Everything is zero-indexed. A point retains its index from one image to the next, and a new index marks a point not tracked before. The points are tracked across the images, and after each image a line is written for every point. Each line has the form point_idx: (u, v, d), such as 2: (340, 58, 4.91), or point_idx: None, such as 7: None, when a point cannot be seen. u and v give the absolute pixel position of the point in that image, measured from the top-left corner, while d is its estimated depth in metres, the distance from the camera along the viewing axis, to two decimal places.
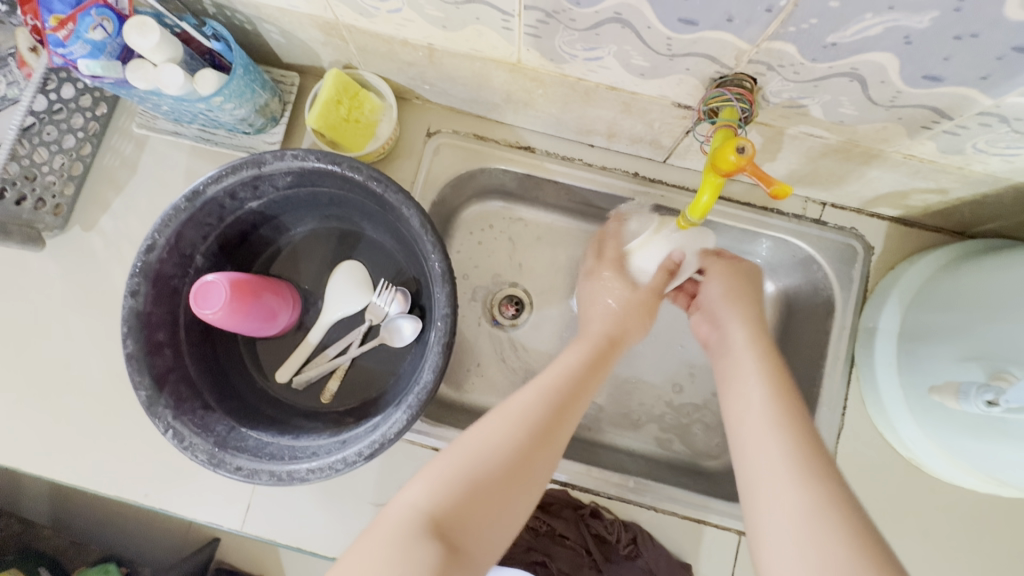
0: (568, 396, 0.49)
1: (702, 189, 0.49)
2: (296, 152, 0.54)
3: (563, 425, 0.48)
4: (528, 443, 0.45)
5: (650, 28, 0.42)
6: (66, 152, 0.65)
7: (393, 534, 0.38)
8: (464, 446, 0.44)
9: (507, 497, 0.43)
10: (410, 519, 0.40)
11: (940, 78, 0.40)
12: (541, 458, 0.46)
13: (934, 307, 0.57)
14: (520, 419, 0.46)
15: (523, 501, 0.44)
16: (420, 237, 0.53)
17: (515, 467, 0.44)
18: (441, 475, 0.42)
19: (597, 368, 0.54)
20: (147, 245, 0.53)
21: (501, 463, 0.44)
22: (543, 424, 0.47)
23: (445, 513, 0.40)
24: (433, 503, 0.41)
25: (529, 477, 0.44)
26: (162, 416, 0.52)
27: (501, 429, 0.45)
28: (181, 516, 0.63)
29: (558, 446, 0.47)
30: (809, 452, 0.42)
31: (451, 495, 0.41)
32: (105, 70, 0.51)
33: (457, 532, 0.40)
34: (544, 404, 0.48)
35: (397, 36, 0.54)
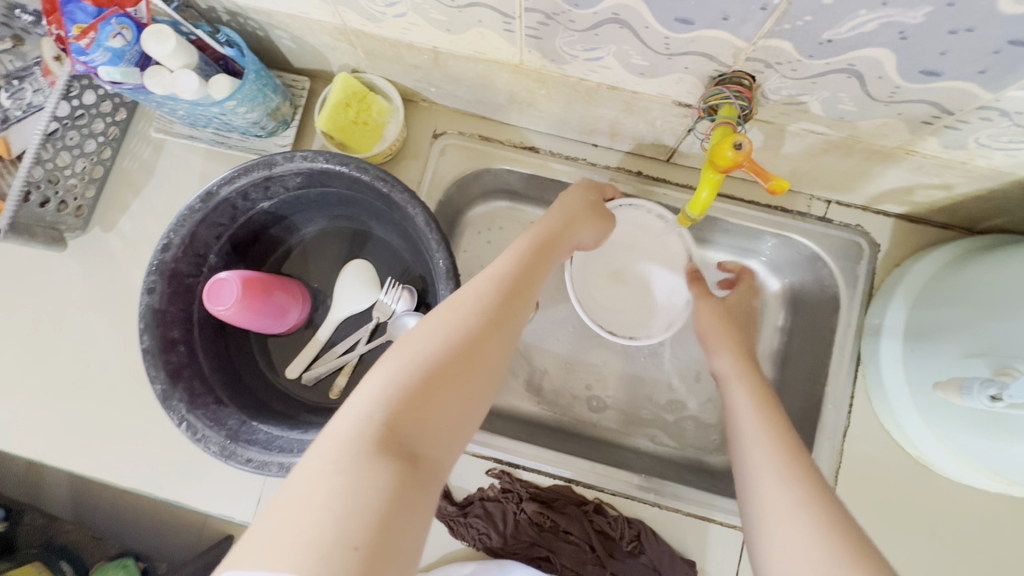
0: (504, 297, 0.46)
1: (701, 186, 0.50)
2: (305, 153, 0.55)
3: (509, 316, 0.45)
4: (469, 344, 0.41)
5: (648, 28, 0.43)
6: (87, 156, 0.67)
7: (344, 451, 0.33)
8: (410, 347, 0.40)
9: (456, 386, 0.39)
10: (363, 433, 0.34)
11: (937, 73, 0.40)
12: (484, 358, 0.42)
13: (941, 303, 0.57)
14: (465, 307, 0.43)
15: (473, 389, 0.40)
16: (425, 235, 0.55)
17: (456, 351, 0.40)
18: (389, 379, 0.38)
19: (541, 266, 0.51)
20: (163, 245, 0.55)
21: (447, 346, 0.40)
22: (484, 310, 0.44)
23: (398, 417, 0.36)
24: (386, 413, 0.36)
25: (471, 361, 0.40)
26: (177, 409, 0.53)
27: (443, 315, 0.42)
28: (194, 508, 0.65)
29: (506, 333, 0.44)
30: (798, 458, 0.44)
31: (402, 393, 0.37)
32: (124, 76, 0.53)
33: (410, 424, 0.36)
34: (483, 292, 0.45)
35: (403, 40, 0.56)
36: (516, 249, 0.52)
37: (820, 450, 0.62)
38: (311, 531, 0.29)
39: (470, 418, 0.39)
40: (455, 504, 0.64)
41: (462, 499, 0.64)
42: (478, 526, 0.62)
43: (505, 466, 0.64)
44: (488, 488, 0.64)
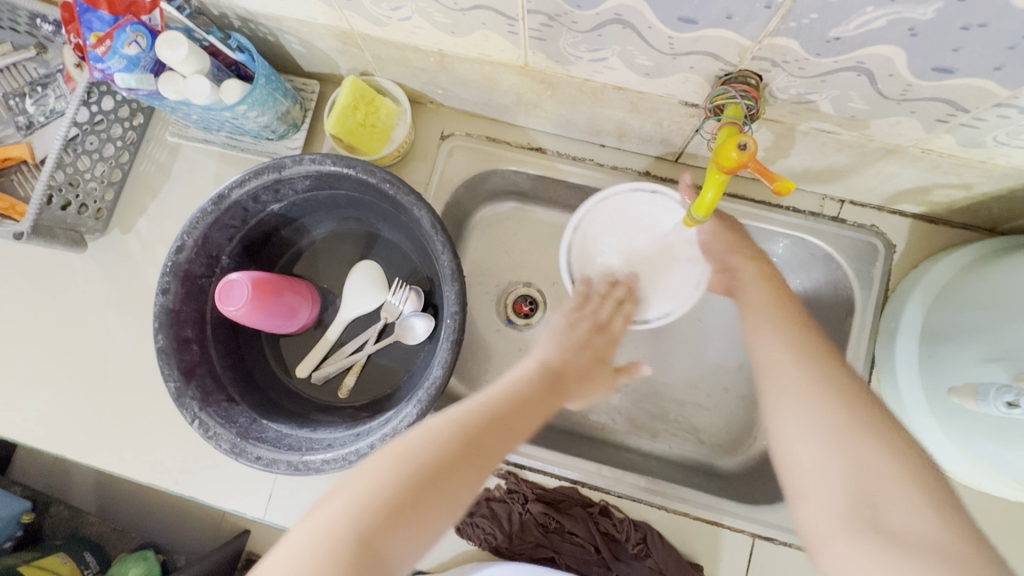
0: (491, 426, 0.44)
1: (706, 187, 0.48)
2: (314, 156, 0.56)
3: (491, 447, 0.43)
4: (442, 466, 0.41)
5: (651, 28, 0.43)
6: (106, 160, 0.69)
7: (315, 560, 0.36)
8: (396, 452, 0.41)
9: (428, 511, 0.40)
10: (327, 550, 0.37)
11: (950, 70, 0.39)
12: (457, 485, 0.41)
13: (959, 306, 0.55)
14: (457, 429, 0.43)
15: (446, 509, 0.40)
16: (431, 236, 0.55)
17: (441, 473, 0.41)
18: (366, 490, 0.40)
19: (551, 393, 0.49)
20: (176, 247, 0.56)
21: (429, 471, 0.40)
22: (471, 436, 0.43)
23: (367, 536, 0.37)
24: (354, 521, 0.38)
25: (452, 484, 0.41)
26: (189, 407, 0.55)
27: (436, 434, 0.42)
28: (206, 503, 0.67)
29: (492, 464, 0.43)
30: (846, 402, 0.42)
31: (375, 510, 0.38)
32: (139, 82, 0.54)
33: (381, 546, 0.37)
34: (479, 417, 0.44)
35: (409, 43, 0.56)
36: (540, 359, 0.52)
37: None
38: None
39: (427, 542, 0.40)
40: None
41: None
42: (484, 528, 0.62)
43: (511, 466, 0.65)
44: (494, 488, 0.64)
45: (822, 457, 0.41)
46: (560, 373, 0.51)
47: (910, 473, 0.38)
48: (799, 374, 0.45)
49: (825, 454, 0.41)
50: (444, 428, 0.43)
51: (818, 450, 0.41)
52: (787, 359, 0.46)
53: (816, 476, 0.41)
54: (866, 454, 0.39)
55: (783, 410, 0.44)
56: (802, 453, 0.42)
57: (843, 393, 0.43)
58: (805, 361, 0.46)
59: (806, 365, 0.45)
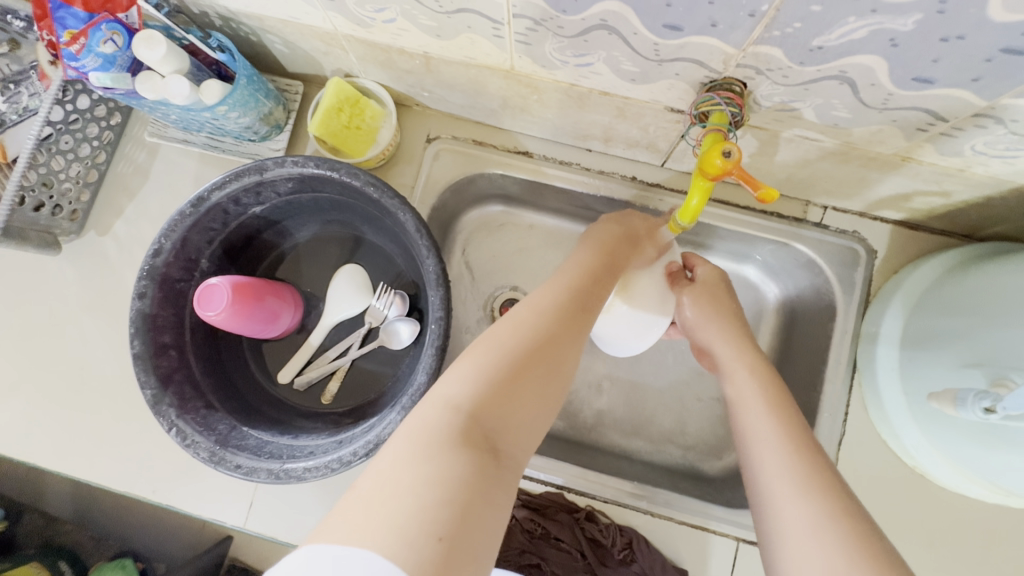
0: (576, 312, 0.48)
1: (691, 193, 0.47)
2: (296, 158, 0.56)
3: (578, 325, 0.47)
4: (542, 346, 0.43)
5: (636, 34, 0.43)
6: (82, 160, 0.67)
7: (430, 438, 0.35)
8: (491, 340, 0.43)
9: (532, 383, 0.41)
10: (449, 422, 0.36)
11: (930, 80, 0.39)
12: (554, 363, 0.44)
13: (938, 312, 0.56)
14: (548, 312, 0.46)
15: (549, 382, 0.43)
16: (415, 240, 0.55)
17: (542, 353, 0.43)
18: (474, 373, 0.40)
19: (615, 268, 0.55)
20: (154, 250, 0.55)
21: (530, 345, 0.43)
22: (561, 310, 0.47)
23: (484, 408, 0.38)
24: (470, 396, 0.38)
25: (553, 360, 0.44)
26: (166, 415, 0.53)
27: (521, 321, 0.45)
28: (184, 512, 0.65)
29: (584, 335, 0.48)
30: (819, 474, 0.40)
31: (490, 381, 0.40)
32: (115, 82, 0.53)
33: (496, 412, 0.38)
34: (558, 298, 0.48)
35: (395, 45, 0.56)
36: (584, 262, 0.54)
37: None
38: (399, 515, 0.30)
39: (539, 417, 0.42)
40: None
41: None
42: None
43: None
44: None
45: (787, 532, 0.38)
46: (635, 238, 0.59)
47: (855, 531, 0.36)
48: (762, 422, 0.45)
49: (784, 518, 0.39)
50: (534, 314, 0.46)
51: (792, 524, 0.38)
52: (761, 410, 0.47)
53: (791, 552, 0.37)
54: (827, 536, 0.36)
55: (763, 472, 0.42)
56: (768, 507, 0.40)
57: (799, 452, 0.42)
58: (778, 418, 0.45)
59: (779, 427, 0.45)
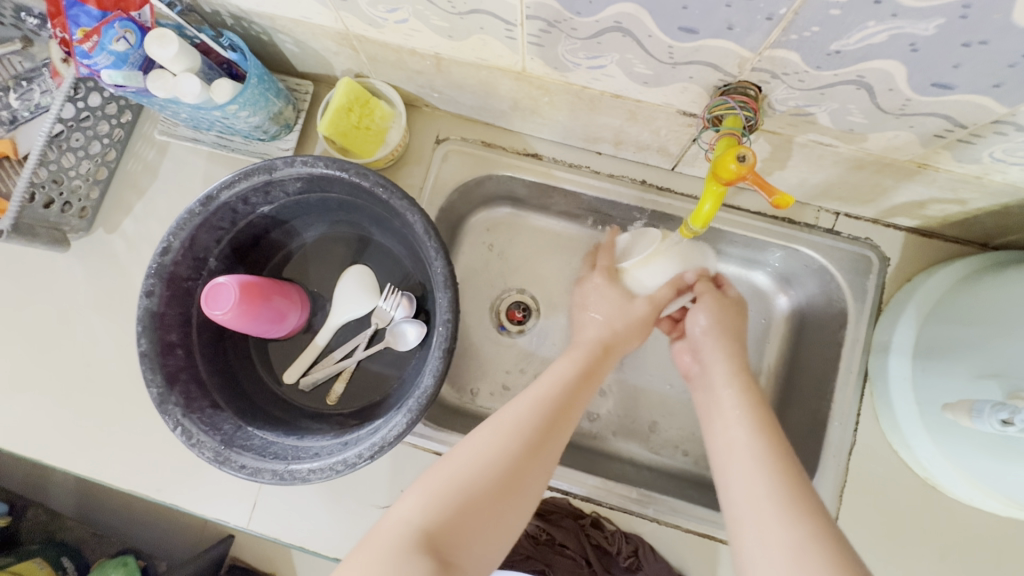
0: (547, 426, 0.49)
1: (703, 198, 0.47)
2: (306, 158, 0.56)
3: (546, 441, 0.48)
4: (507, 470, 0.45)
5: (651, 36, 0.42)
6: (92, 157, 0.67)
7: (383, 554, 0.40)
8: (454, 458, 0.46)
9: (496, 503, 0.44)
10: (403, 535, 0.41)
11: (950, 86, 0.38)
12: (523, 480, 0.46)
13: (952, 321, 0.55)
14: (514, 430, 0.48)
15: (512, 503, 0.45)
16: (424, 241, 0.55)
17: (505, 478, 0.45)
18: (429, 502, 0.43)
19: (592, 377, 0.55)
20: (163, 248, 0.55)
21: (494, 469, 0.45)
22: (532, 436, 0.48)
23: (435, 527, 0.42)
24: (425, 517, 0.42)
25: (520, 488, 0.46)
26: (172, 413, 0.53)
27: (489, 442, 0.47)
28: (188, 511, 0.65)
29: (550, 459, 0.49)
30: (814, 523, 0.40)
31: (442, 504, 0.43)
32: (127, 79, 0.54)
33: (454, 534, 0.42)
34: (528, 412, 0.50)
35: (406, 45, 0.55)
36: (574, 364, 0.56)
37: (825, 469, 0.61)
38: None
39: (500, 533, 0.44)
40: None
41: None
42: None
43: None
44: None
45: None
46: (614, 346, 0.59)
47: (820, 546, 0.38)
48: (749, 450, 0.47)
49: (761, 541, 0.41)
50: (503, 433, 0.47)
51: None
52: (745, 461, 0.46)
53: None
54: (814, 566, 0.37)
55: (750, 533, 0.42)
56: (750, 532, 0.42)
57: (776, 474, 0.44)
58: (773, 473, 0.44)
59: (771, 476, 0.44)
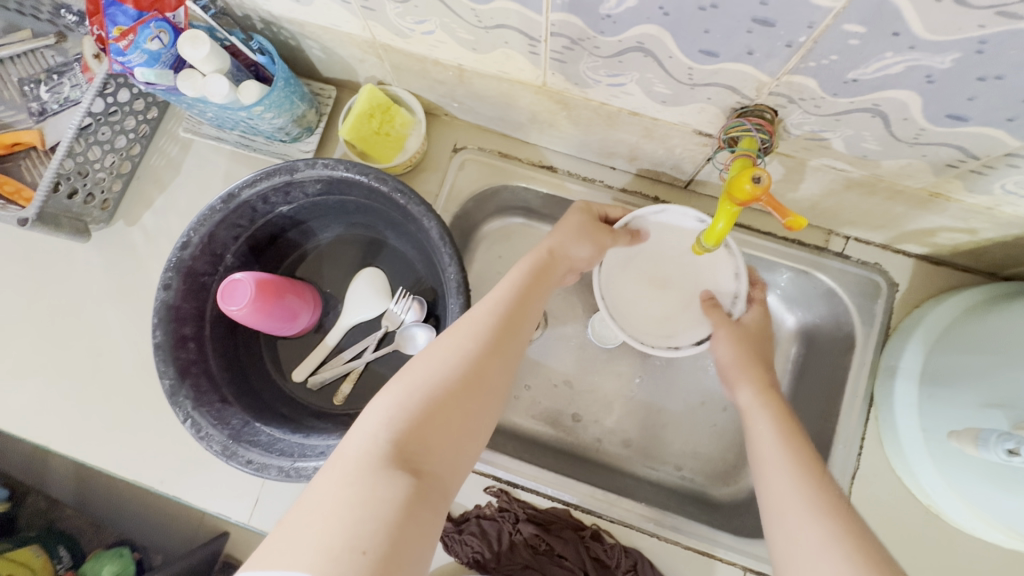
0: (500, 333, 0.48)
1: (717, 217, 0.47)
2: (327, 161, 0.57)
3: (500, 351, 0.47)
4: (466, 374, 0.43)
5: (672, 58, 0.43)
6: (117, 152, 0.69)
7: (357, 469, 0.36)
8: (417, 375, 0.43)
9: (465, 406, 0.42)
10: (372, 449, 0.37)
11: (964, 118, 0.39)
12: (483, 392, 0.44)
13: (959, 350, 0.56)
14: (472, 332, 0.46)
15: (475, 408, 0.43)
16: (438, 247, 0.56)
17: (464, 379, 0.43)
18: (395, 406, 0.40)
19: (543, 280, 0.55)
20: (182, 243, 0.57)
21: (452, 375, 0.43)
22: (488, 335, 0.47)
23: (408, 440, 0.38)
24: (394, 429, 0.39)
25: (476, 383, 0.44)
26: (183, 406, 0.54)
27: (442, 353, 0.44)
28: (190, 504, 0.65)
29: (508, 354, 0.48)
30: (840, 520, 0.39)
31: (411, 415, 0.40)
32: (158, 77, 0.56)
33: (426, 439, 0.39)
34: (477, 326, 0.47)
35: (430, 56, 0.57)
36: (513, 288, 0.52)
37: None
38: (328, 536, 0.32)
39: (467, 441, 0.42)
40: (452, 520, 0.63)
41: (459, 515, 0.63)
42: (473, 543, 0.61)
43: (504, 484, 0.63)
44: (486, 506, 0.63)
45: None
46: (560, 258, 0.57)
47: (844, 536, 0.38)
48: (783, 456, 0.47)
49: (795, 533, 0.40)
50: (461, 336, 0.46)
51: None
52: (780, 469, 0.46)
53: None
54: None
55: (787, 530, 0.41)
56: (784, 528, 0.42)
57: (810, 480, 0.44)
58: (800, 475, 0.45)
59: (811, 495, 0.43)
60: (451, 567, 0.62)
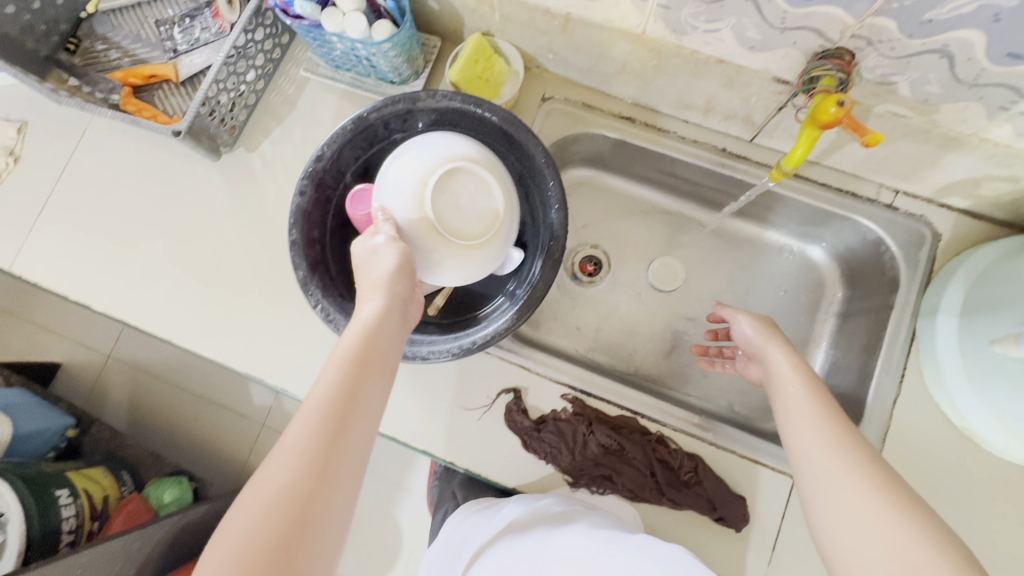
0: (344, 406, 0.44)
1: (798, 143, 0.55)
2: (446, 93, 0.65)
3: (350, 427, 0.44)
4: (323, 463, 0.41)
5: (770, 1, 0.51)
6: (246, 84, 0.77)
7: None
8: (279, 479, 0.39)
9: (328, 496, 0.40)
10: (234, 567, 0.35)
11: (1021, 57, 0.47)
12: (347, 472, 0.42)
13: (1000, 283, 0.63)
14: (301, 441, 0.41)
15: (342, 495, 0.41)
16: (541, 171, 0.64)
17: (318, 473, 0.40)
18: (252, 520, 0.37)
19: (362, 362, 0.47)
20: (317, 155, 0.65)
21: (308, 471, 0.40)
22: (321, 431, 0.42)
23: (274, 552, 0.36)
24: (254, 541, 0.37)
25: (318, 509, 0.39)
26: (314, 293, 0.63)
27: (302, 447, 0.41)
28: (296, 396, 0.74)
29: (352, 442, 0.44)
30: (909, 514, 0.41)
31: (261, 557, 0.36)
32: (310, 11, 0.65)
33: (301, 541, 0.38)
34: (325, 405, 0.44)
35: (542, 5, 0.65)
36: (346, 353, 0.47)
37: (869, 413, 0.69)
38: None
39: (343, 522, 0.41)
40: (530, 421, 0.70)
41: (537, 417, 0.70)
42: (550, 439, 0.68)
43: (578, 393, 0.71)
44: (561, 410, 0.70)
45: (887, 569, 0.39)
46: (374, 346, 0.48)
47: (929, 535, 0.40)
48: (834, 453, 0.48)
49: (865, 532, 0.42)
50: (314, 424, 0.42)
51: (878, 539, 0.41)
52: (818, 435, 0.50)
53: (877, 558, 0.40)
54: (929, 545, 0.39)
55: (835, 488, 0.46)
56: (850, 528, 0.43)
57: (866, 469, 0.46)
58: (852, 459, 0.47)
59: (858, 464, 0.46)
60: (528, 462, 0.69)
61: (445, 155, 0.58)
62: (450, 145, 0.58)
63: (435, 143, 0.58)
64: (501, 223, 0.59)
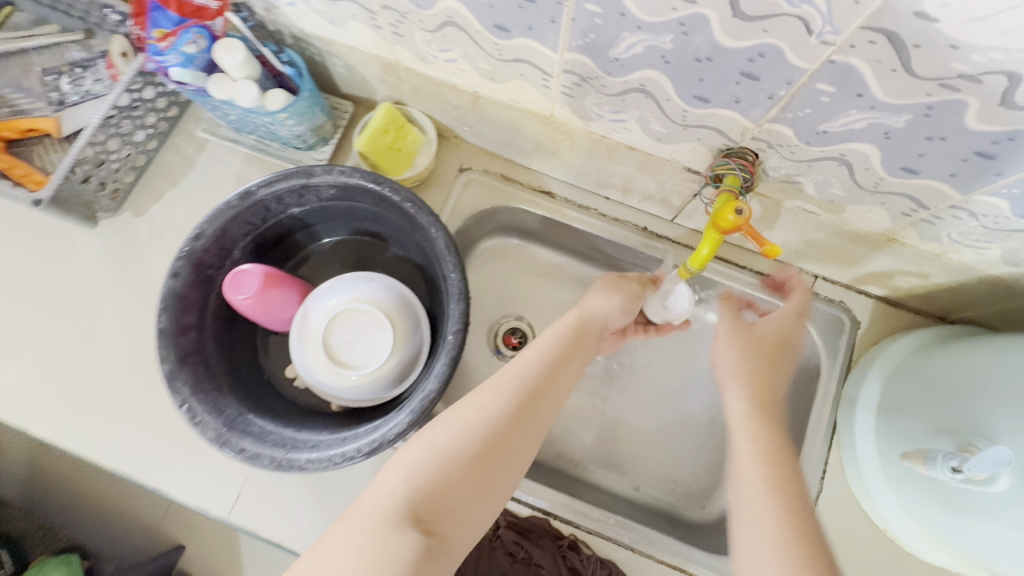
0: (530, 400, 0.51)
1: (703, 244, 0.53)
2: (343, 169, 0.60)
3: (529, 417, 0.51)
4: (490, 442, 0.47)
5: (670, 100, 0.49)
6: (134, 145, 0.71)
7: (376, 523, 0.40)
8: (451, 433, 0.47)
9: (489, 469, 0.46)
10: (389, 505, 0.42)
11: (915, 171, 0.46)
12: (505, 456, 0.48)
13: (912, 381, 0.61)
14: (497, 401, 0.50)
15: (494, 476, 0.47)
16: (443, 256, 0.59)
17: (489, 445, 0.47)
18: (424, 458, 0.45)
19: (574, 349, 0.58)
20: (195, 234, 0.59)
21: (481, 438, 0.47)
22: (516, 403, 0.50)
23: (424, 498, 0.43)
24: (415, 484, 0.43)
25: (496, 460, 0.47)
26: (180, 391, 0.55)
27: (477, 413, 0.49)
28: (169, 497, 0.65)
29: (531, 429, 0.51)
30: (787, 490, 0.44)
31: (431, 477, 0.44)
32: (192, 78, 0.58)
33: (441, 503, 0.43)
34: (516, 386, 0.52)
35: (449, 81, 0.62)
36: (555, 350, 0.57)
37: None
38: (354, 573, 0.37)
39: (486, 502, 0.46)
40: None
41: None
42: None
43: None
44: None
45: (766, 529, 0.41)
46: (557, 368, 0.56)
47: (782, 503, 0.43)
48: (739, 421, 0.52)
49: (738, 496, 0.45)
50: (495, 406, 0.49)
51: (745, 516, 0.43)
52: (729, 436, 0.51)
53: (741, 533, 0.43)
54: (793, 542, 0.40)
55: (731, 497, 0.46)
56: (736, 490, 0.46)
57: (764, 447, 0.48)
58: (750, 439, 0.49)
59: (762, 462, 0.46)
60: None
61: (364, 293, 0.64)
62: (379, 287, 0.65)
63: (362, 278, 0.65)
64: (380, 369, 0.62)
